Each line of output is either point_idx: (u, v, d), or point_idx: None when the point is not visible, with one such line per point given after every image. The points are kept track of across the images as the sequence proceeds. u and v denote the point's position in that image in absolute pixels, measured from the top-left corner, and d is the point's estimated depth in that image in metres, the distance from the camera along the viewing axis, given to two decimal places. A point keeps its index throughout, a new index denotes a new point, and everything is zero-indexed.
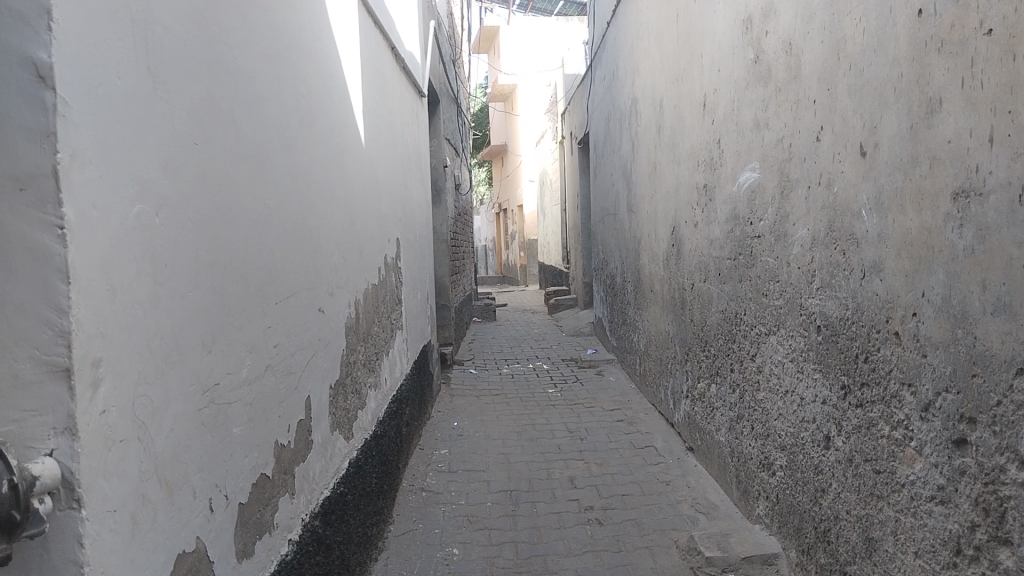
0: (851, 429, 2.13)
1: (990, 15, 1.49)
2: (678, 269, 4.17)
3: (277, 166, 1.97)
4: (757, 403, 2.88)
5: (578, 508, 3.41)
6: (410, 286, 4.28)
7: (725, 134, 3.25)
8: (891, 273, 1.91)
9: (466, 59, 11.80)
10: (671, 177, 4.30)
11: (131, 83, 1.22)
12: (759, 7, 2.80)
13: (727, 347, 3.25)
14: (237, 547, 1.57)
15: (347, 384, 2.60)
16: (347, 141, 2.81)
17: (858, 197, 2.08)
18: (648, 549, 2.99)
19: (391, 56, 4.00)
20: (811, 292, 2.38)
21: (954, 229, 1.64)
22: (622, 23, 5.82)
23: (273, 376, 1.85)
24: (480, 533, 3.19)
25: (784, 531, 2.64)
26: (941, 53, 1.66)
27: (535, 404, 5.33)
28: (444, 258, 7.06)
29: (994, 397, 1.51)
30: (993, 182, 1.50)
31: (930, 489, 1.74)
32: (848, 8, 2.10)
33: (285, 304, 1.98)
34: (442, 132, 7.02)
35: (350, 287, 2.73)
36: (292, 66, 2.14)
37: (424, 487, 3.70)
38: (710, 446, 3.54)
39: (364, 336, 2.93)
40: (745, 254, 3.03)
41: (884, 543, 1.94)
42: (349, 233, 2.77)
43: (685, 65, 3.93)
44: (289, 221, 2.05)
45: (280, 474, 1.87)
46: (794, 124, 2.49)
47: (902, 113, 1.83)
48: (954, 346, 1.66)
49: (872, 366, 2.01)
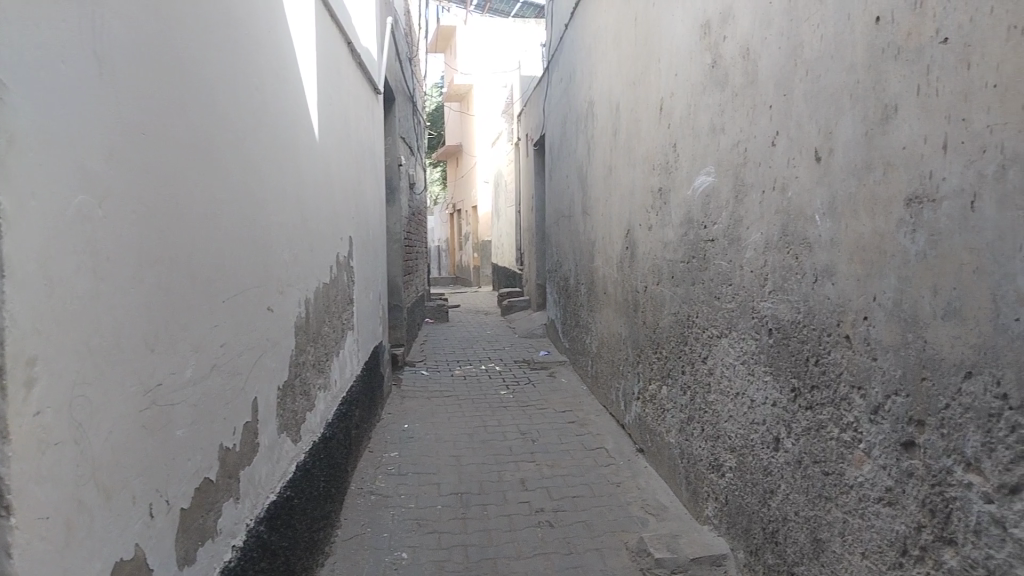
0: (800, 431, 2.16)
1: (946, 24, 1.53)
2: (631, 270, 4.19)
3: (227, 162, 1.90)
4: (708, 405, 2.90)
5: (529, 510, 3.40)
6: (362, 285, 4.22)
7: (681, 139, 3.28)
8: (843, 277, 1.94)
9: (423, 58, 11.67)
10: (627, 180, 4.32)
11: (77, 68, 1.16)
12: (718, 13, 2.82)
13: (678, 349, 3.27)
14: (179, 554, 1.51)
15: (296, 385, 2.53)
16: (300, 137, 2.75)
17: (811, 202, 2.11)
18: (597, 550, 2.99)
19: (347, 51, 3.92)
20: (764, 295, 2.41)
21: (906, 234, 1.67)
22: (580, 25, 5.83)
23: (218, 377, 1.79)
24: (430, 537, 3.14)
25: (732, 532, 2.66)
26: (897, 61, 1.69)
27: (487, 406, 5.31)
28: (397, 258, 6.97)
29: (943, 400, 1.55)
30: (946, 189, 1.53)
31: (878, 490, 1.77)
32: (806, 14, 2.13)
33: (232, 302, 1.91)
34: (397, 129, 6.92)
35: (301, 285, 2.67)
36: (244, 59, 2.06)
37: (373, 490, 3.64)
38: (660, 447, 3.56)
39: (315, 336, 2.87)
40: (698, 258, 3.05)
41: (831, 544, 1.97)
42: (301, 230, 2.71)
43: (643, 69, 3.95)
44: (238, 218, 1.98)
45: (224, 478, 1.81)
46: (750, 129, 2.51)
47: (857, 120, 1.86)
48: (903, 349, 1.68)
49: (822, 369, 2.04)
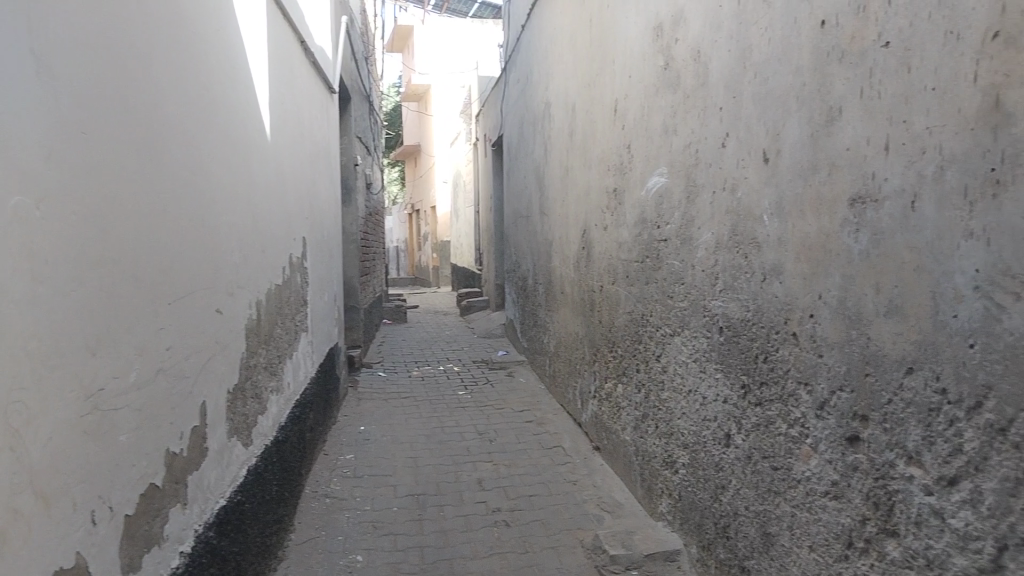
0: (749, 427, 2.19)
1: (887, 28, 1.56)
2: (588, 270, 4.22)
3: (174, 161, 1.87)
4: (661, 403, 2.93)
5: (485, 511, 3.39)
6: (317, 286, 4.17)
7: (635, 139, 3.30)
8: (790, 276, 1.98)
9: (380, 57, 11.58)
10: (583, 180, 4.34)
11: (14, 65, 1.13)
12: (670, 15, 2.85)
13: (633, 347, 3.30)
14: (123, 562, 1.48)
15: (246, 388, 2.49)
16: (251, 136, 2.71)
17: (759, 202, 2.15)
18: (553, 549, 3.00)
19: (301, 49, 3.87)
20: (715, 293, 2.44)
21: (850, 233, 1.71)
22: (537, 26, 5.85)
23: (164, 380, 1.75)
24: (386, 539, 3.12)
25: (685, 528, 2.69)
26: (841, 63, 1.73)
27: (445, 406, 5.29)
28: (353, 258, 6.91)
29: (885, 395, 1.59)
30: (888, 189, 1.57)
31: (824, 484, 1.81)
32: (754, 17, 2.16)
33: (179, 304, 1.88)
34: (353, 128, 6.85)
35: (252, 287, 2.62)
36: (192, 56, 2.03)
37: (327, 493, 3.60)
38: (616, 444, 3.59)
39: (267, 338, 2.83)
40: (652, 257, 3.08)
41: (780, 537, 2.01)
42: (252, 231, 2.67)
43: (598, 70, 3.97)
44: (185, 219, 1.95)
45: (171, 483, 1.77)
46: (702, 130, 2.54)
47: (803, 121, 1.90)
48: (848, 346, 1.72)
49: (770, 365, 2.07)
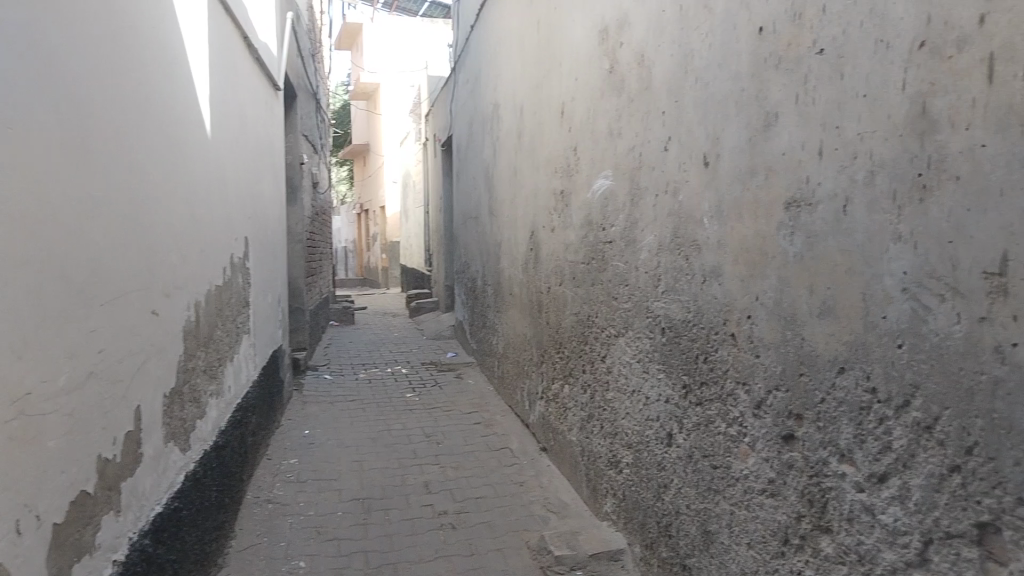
0: (691, 427, 2.22)
1: (821, 36, 1.60)
2: (535, 272, 4.23)
3: (108, 160, 1.82)
4: (606, 403, 2.96)
5: (431, 513, 3.38)
6: (259, 288, 4.09)
7: (581, 142, 3.33)
8: (729, 278, 2.01)
9: (327, 56, 11.44)
10: (531, 182, 4.35)
11: None
12: (615, 18, 2.88)
13: (579, 348, 3.32)
14: (50, 572, 1.43)
15: (184, 392, 2.43)
16: (190, 134, 2.64)
17: (700, 205, 2.18)
18: (499, 550, 3.00)
19: (243, 46, 3.79)
20: (657, 295, 2.47)
21: (786, 236, 1.75)
22: (485, 27, 5.84)
23: (96, 385, 1.70)
24: (329, 544, 3.08)
25: (629, 527, 2.72)
26: (778, 70, 1.77)
27: (392, 409, 5.25)
28: (299, 260, 6.80)
29: (819, 394, 1.63)
30: (822, 193, 1.61)
31: (761, 482, 1.84)
32: (695, 23, 2.20)
33: (112, 306, 1.82)
34: (298, 127, 6.75)
35: (190, 288, 2.56)
36: (128, 52, 1.98)
37: (269, 499, 3.53)
38: (563, 445, 3.61)
39: (206, 341, 2.76)
40: (598, 259, 3.10)
41: (720, 535, 2.04)
42: (191, 231, 2.61)
43: (545, 72, 3.99)
44: (120, 219, 1.89)
45: (103, 491, 1.72)
46: (645, 134, 2.57)
47: (741, 126, 1.93)
48: (783, 347, 1.76)
49: (710, 366, 2.11)
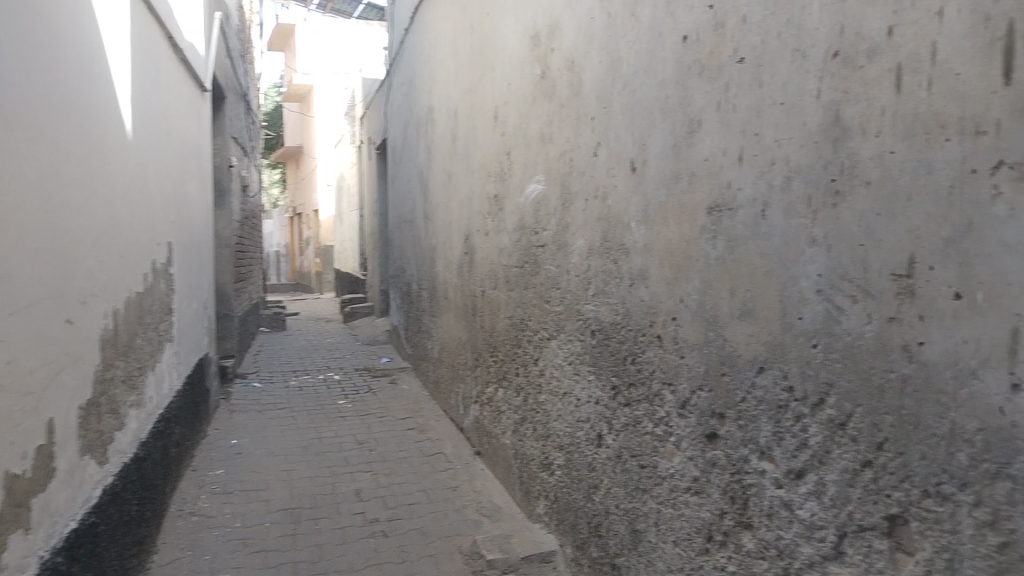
0: (619, 427, 2.26)
1: (741, 45, 1.65)
2: (470, 276, 4.22)
3: (20, 161, 1.74)
4: (539, 406, 2.98)
5: (363, 521, 3.33)
6: (184, 294, 3.98)
7: (513, 146, 3.34)
8: (655, 281, 2.05)
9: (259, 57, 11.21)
10: (465, 186, 4.35)
11: None
12: (545, 24, 2.90)
13: (512, 351, 3.33)
14: None
15: (101, 403, 2.34)
16: (110, 136, 2.56)
17: (627, 209, 2.21)
18: (432, 556, 2.99)
19: (167, 46, 3.68)
20: (587, 298, 2.50)
21: (708, 240, 1.79)
22: (420, 30, 5.82)
23: (4, 397, 1.62)
24: (257, 556, 3.01)
25: (561, 528, 2.74)
26: (701, 77, 1.81)
27: (324, 416, 5.16)
28: (228, 264, 6.64)
29: (740, 394, 1.67)
30: (742, 198, 1.65)
31: (686, 480, 1.88)
32: (622, 31, 2.23)
33: (23, 315, 1.75)
34: (227, 129, 6.59)
35: (108, 295, 2.47)
36: (43, 50, 1.90)
37: (194, 511, 3.43)
38: (496, 448, 3.61)
39: (125, 350, 2.67)
40: (530, 262, 3.12)
41: (647, 534, 2.07)
42: (110, 236, 2.52)
43: (479, 76, 3.99)
44: (32, 223, 1.82)
45: (11, 508, 1.64)
46: (575, 139, 2.60)
47: (666, 132, 1.97)
48: (706, 347, 1.80)
49: (638, 367, 2.14)
